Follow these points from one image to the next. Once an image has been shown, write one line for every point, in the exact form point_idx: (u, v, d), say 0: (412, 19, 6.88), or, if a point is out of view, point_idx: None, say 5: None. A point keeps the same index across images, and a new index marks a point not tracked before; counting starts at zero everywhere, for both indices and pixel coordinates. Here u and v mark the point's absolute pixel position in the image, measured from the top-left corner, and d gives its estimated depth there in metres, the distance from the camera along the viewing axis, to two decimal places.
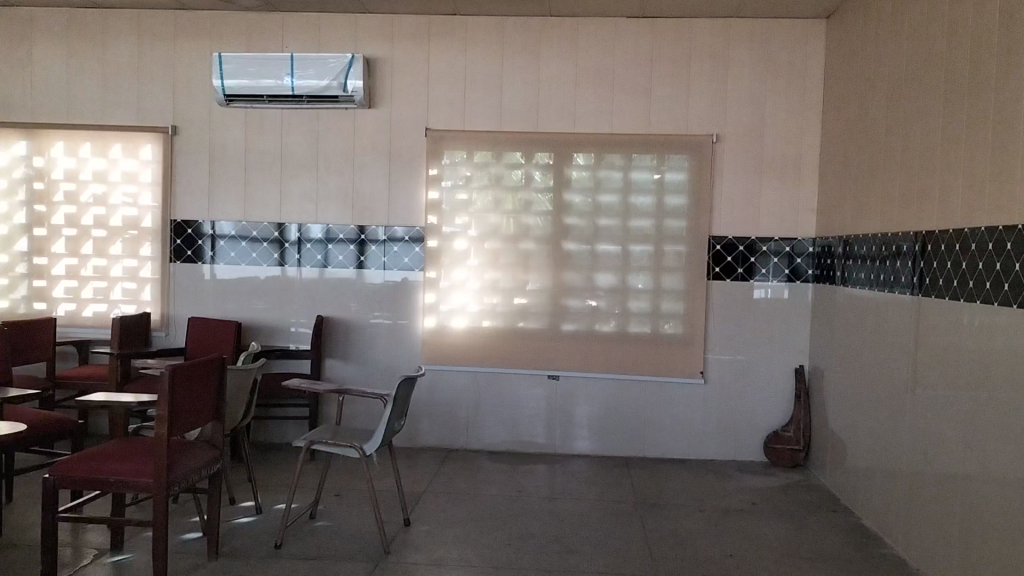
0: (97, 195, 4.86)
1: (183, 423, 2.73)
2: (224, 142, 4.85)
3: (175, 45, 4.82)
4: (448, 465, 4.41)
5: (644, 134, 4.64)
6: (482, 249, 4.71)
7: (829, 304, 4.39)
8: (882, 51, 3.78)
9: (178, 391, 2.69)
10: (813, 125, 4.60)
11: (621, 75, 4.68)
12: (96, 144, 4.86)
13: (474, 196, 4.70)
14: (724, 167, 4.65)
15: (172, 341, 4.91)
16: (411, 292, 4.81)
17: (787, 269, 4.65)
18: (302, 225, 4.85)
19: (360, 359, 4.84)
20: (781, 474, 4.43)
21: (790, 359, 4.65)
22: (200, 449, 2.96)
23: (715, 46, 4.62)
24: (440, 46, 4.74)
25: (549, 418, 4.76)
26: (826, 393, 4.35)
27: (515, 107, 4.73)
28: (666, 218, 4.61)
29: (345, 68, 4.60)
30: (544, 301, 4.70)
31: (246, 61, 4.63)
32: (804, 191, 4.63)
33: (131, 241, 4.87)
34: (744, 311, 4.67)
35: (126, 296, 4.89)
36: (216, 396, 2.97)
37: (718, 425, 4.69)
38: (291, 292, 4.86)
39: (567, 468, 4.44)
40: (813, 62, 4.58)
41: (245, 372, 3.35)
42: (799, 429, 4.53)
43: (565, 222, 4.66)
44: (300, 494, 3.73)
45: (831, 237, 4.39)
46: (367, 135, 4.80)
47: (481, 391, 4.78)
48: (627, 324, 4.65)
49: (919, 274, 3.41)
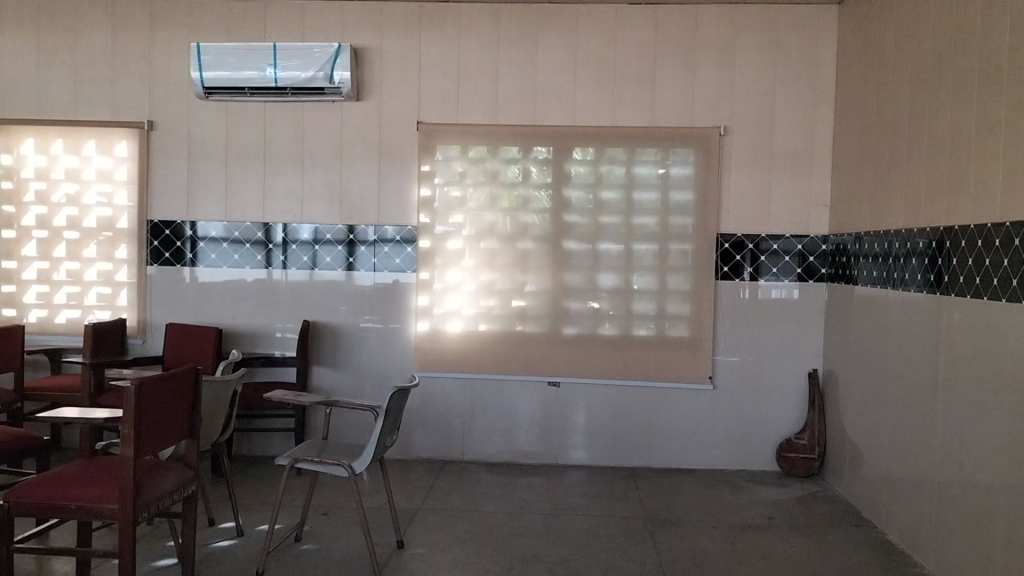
0: (70, 195, 4.59)
1: (151, 441, 2.46)
2: (204, 138, 4.59)
3: (151, 35, 4.56)
4: (443, 478, 4.17)
5: (647, 126, 4.40)
6: (477, 249, 4.46)
7: (844, 305, 4.16)
8: (905, 35, 3.54)
9: (146, 406, 2.41)
10: (825, 116, 4.37)
11: (623, 65, 4.44)
12: (68, 141, 4.58)
13: (468, 193, 4.45)
14: (732, 162, 4.42)
15: (150, 349, 4.64)
16: (403, 294, 4.56)
17: (799, 268, 4.42)
18: (287, 225, 4.59)
19: (350, 367, 4.58)
20: (795, 485, 4.21)
21: (802, 362, 4.42)
22: (174, 470, 2.69)
23: (722, 34, 4.39)
24: (431, 35, 4.50)
25: (549, 427, 4.51)
26: (843, 399, 4.12)
27: (512, 99, 4.49)
28: (672, 215, 4.38)
29: (331, 58, 4.34)
30: (543, 303, 4.45)
31: (226, 51, 4.36)
32: (817, 186, 4.40)
33: (106, 243, 4.60)
34: (755, 312, 4.44)
35: (101, 301, 4.62)
36: (189, 410, 2.69)
37: (728, 433, 4.46)
38: (276, 297, 4.60)
39: (570, 480, 4.20)
40: (825, 50, 4.35)
41: (224, 385, 3.09)
42: (813, 436, 4.30)
43: (566, 219, 4.42)
44: (285, 515, 3.47)
45: (846, 235, 4.16)
46: (355, 130, 4.55)
47: (478, 399, 4.53)
48: (630, 327, 4.41)
49: (949, 272, 3.16)
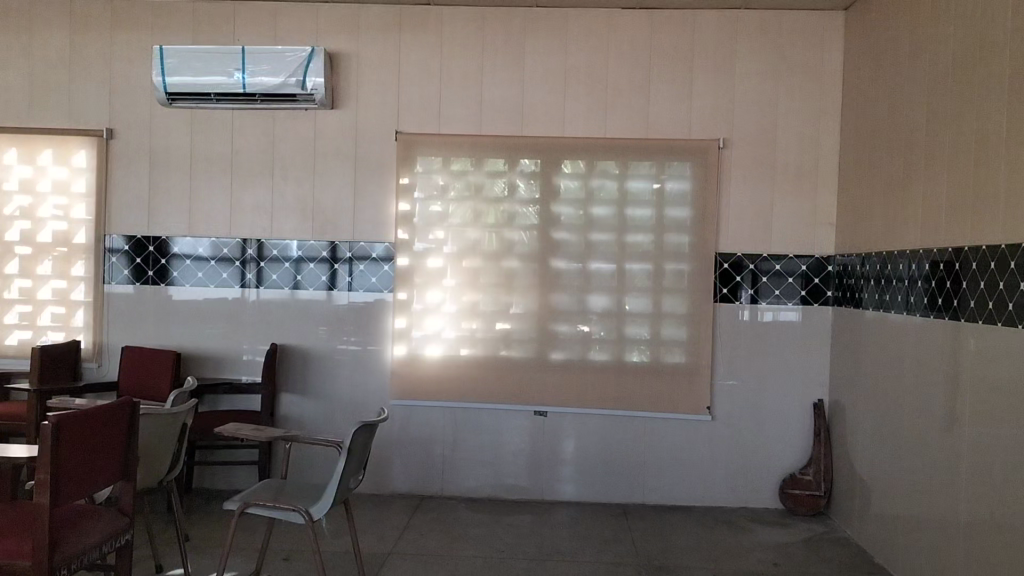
0: (23, 208, 4.27)
1: (74, 489, 2.12)
2: (167, 147, 4.29)
3: (112, 37, 4.27)
4: (419, 517, 3.84)
5: (641, 139, 4.13)
6: (459, 268, 4.17)
7: (852, 331, 3.88)
8: (922, 41, 3.28)
9: (67, 449, 2.08)
10: (829, 129, 4.11)
11: (616, 74, 4.17)
12: (21, 149, 4.27)
13: (450, 208, 4.17)
14: (732, 176, 4.15)
15: (106, 373, 4.31)
16: (380, 315, 4.25)
17: (802, 291, 4.14)
18: (257, 242, 4.28)
19: (321, 394, 4.25)
20: (800, 524, 3.90)
21: (807, 392, 4.13)
22: (104, 518, 2.34)
23: (722, 41, 4.14)
24: (412, 40, 4.23)
25: (536, 460, 4.20)
26: (852, 432, 3.82)
27: (497, 108, 4.21)
28: (667, 233, 4.10)
29: (304, 63, 4.06)
30: (529, 326, 4.15)
31: (191, 55, 4.08)
32: (822, 203, 4.13)
33: (62, 259, 4.28)
34: (756, 337, 4.15)
35: (55, 322, 4.29)
36: (123, 449, 2.36)
37: (728, 467, 4.15)
38: (244, 318, 4.29)
39: (558, 519, 3.88)
40: (829, 58, 4.10)
41: (170, 418, 2.78)
42: (819, 472, 4.02)
43: (554, 236, 4.14)
44: (240, 560, 3.15)
45: (853, 255, 3.89)
46: (330, 140, 4.26)
47: (460, 429, 4.22)
48: (623, 353, 4.11)
49: (976, 297, 2.84)
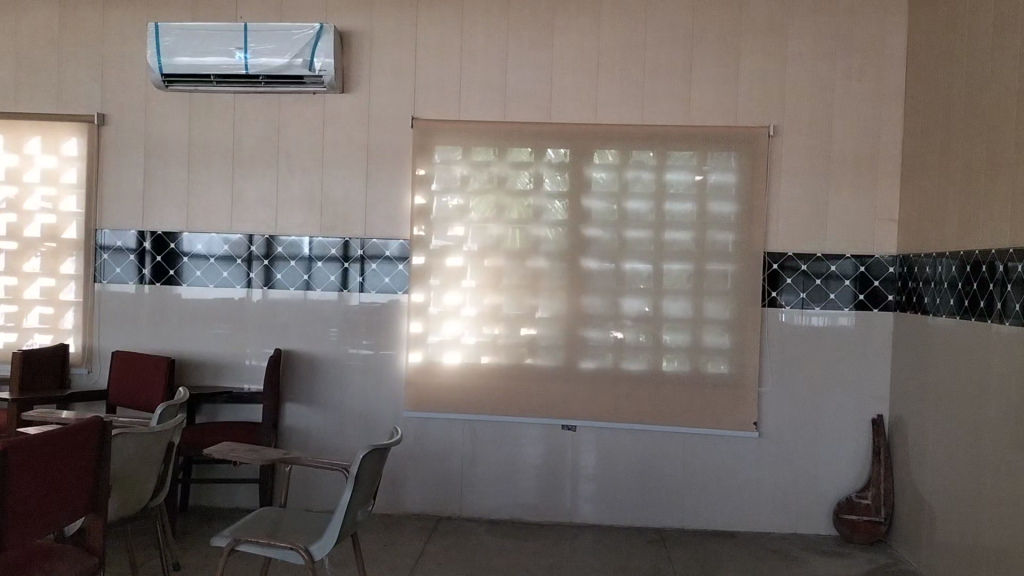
0: (8, 199, 3.94)
1: (28, 529, 1.78)
2: (164, 136, 3.96)
3: (106, 16, 3.94)
4: (435, 543, 3.48)
5: (682, 127, 3.75)
6: (480, 267, 3.80)
7: (917, 340, 3.48)
8: (1011, 11, 2.86)
9: (15, 485, 1.73)
10: (890, 115, 3.72)
11: (653, 54, 3.79)
12: (7, 137, 3.94)
13: (471, 202, 3.80)
14: (782, 168, 3.76)
15: (97, 380, 3.98)
16: (394, 318, 3.90)
17: (860, 295, 3.75)
18: (260, 237, 3.94)
19: (329, 404, 3.90)
20: (858, 555, 3.51)
21: (865, 406, 3.74)
22: (69, 559, 2.00)
23: (772, 19, 3.75)
24: (430, 17, 3.87)
25: (562, 478, 3.83)
26: (917, 455, 3.42)
27: (522, 92, 3.85)
28: (710, 229, 3.72)
29: (312, 42, 3.71)
30: (557, 332, 3.78)
31: (190, 33, 3.73)
32: (883, 198, 3.73)
33: (50, 256, 3.95)
34: (808, 346, 3.76)
35: (42, 323, 3.96)
36: (92, 477, 2.01)
37: (775, 489, 3.77)
38: (246, 321, 3.94)
39: (587, 546, 3.51)
40: (890, 37, 3.71)
41: (151, 437, 2.42)
42: (879, 496, 3.63)
43: (585, 233, 3.76)
44: None
45: (920, 256, 3.49)
46: (341, 126, 3.91)
47: (481, 443, 3.86)
48: (660, 362, 3.74)
49: None
